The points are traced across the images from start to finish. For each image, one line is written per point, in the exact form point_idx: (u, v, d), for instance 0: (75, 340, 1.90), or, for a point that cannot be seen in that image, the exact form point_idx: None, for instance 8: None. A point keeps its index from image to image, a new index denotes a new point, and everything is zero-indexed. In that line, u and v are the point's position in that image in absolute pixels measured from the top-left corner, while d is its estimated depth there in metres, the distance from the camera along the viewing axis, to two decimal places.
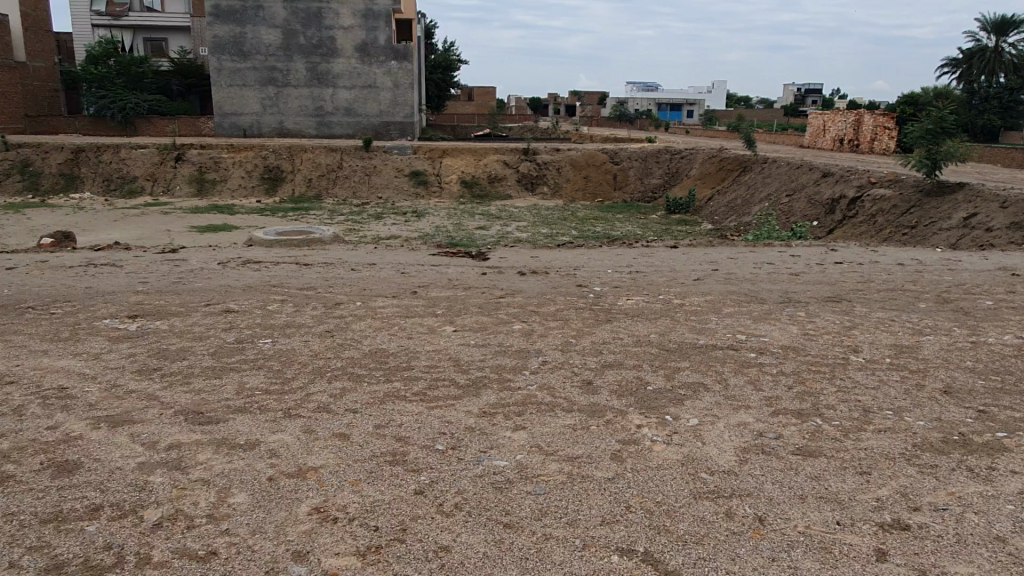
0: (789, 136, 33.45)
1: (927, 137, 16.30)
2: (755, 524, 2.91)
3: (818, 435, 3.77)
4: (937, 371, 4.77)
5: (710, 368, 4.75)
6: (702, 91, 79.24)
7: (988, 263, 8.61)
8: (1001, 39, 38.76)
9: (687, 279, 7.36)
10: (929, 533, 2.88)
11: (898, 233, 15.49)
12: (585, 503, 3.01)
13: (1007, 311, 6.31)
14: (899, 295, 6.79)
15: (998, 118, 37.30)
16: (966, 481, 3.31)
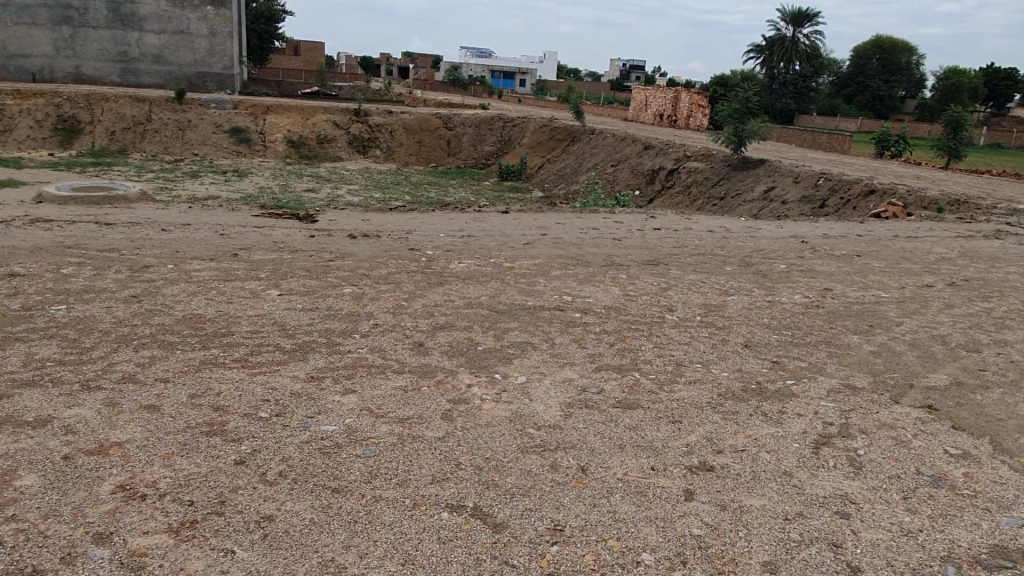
0: (614, 109, 35.03)
1: (734, 116, 17.77)
2: (577, 473, 3.05)
3: (636, 388, 4.01)
4: (739, 327, 5.24)
5: (538, 327, 4.90)
6: (535, 61, 80.85)
7: (783, 231, 9.57)
8: (797, 31, 42.93)
9: (517, 243, 7.51)
10: (730, 472, 3.17)
11: (709, 204, 16.82)
12: (415, 462, 2.99)
13: (797, 274, 7.06)
14: (709, 259, 7.36)
15: (793, 101, 42.39)
16: (761, 424, 3.67)
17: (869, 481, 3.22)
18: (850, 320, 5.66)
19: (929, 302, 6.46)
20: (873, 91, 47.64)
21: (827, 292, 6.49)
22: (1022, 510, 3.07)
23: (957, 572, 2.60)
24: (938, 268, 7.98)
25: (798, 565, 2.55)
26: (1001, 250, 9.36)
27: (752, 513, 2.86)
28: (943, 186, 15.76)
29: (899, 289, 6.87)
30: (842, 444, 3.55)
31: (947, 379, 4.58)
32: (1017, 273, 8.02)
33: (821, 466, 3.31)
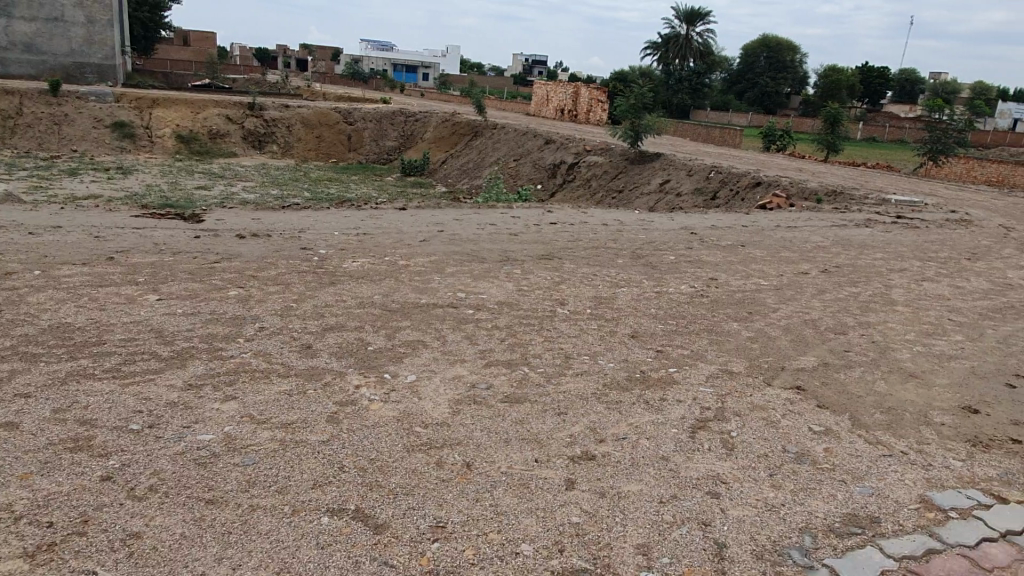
0: (516, 104, 35.30)
1: (631, 110, 18.26)
2: (462, 469, 3.08)
3: (524, 382, 4.09)
4: (628, 318, 5.42)
5: (430, 325, 4.89)
6: (437, 55, 80.32)
7: (674, 223, 9.94)
8: (691, 28, 44.55)
9: (413, 240, 7.46)
10: (610, 460, 3.29)
11: (608, 197, 17.24)
12: (297, 468, 2.95)
13: (684, 264, 7.35)
14: (602, 252, 7.55)
15: (688, 98, 44.07)
16: (642, 412, 3.82)
17: (740, 460, 3.42)
18: (731, 307, 5.96)
19: (803, 288, 6.89)
20: (762, 87, 50.03)
21: (712, 281, 6.79)
22: (873, 480, 3.34)
23: (813, 541, 2.81)
24: (814, 255, 8.50)
25: (670, 546, 2.69)
26: (870, 237, 10.08)
27: (629, 498, 2.99)
28: (823, 178, 16.78)
29: (777, 276, 7.27)
30: (718, 426, 3.74)
31: (815, 360, 4.91)
32: (883, 259, 8.66)
33: (697, 448, 3.48)
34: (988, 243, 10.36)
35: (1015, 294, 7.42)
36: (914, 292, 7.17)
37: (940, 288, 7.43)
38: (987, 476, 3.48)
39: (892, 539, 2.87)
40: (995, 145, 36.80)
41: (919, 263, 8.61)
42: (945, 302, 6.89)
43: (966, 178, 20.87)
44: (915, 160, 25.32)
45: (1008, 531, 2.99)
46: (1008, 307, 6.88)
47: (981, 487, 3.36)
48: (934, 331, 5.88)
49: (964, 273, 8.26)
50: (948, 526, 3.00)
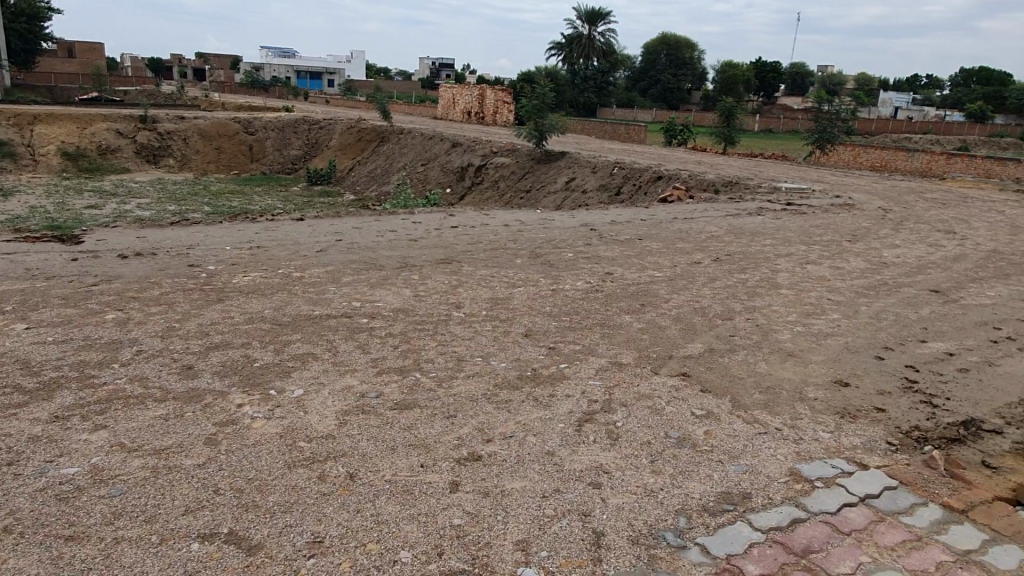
0: (424, 108, 35.16)
1: (535, 110, 18.48)
2: (345, 481, 3.05)
3: (415, 388, 4.08)
4: (522, 317, 5.49)
5: (321, 337, 4.82)
6: (342, 61, 79.03)
7: (574, 220, 10.14)
8: (593, 29, 45.48)
9: (309, 251, 7.32)
10: (496, 459, 3.33)
11: (517, 197, 17.41)
12: (168, 495, 2.85)
13: (582, 261, 7.49)
14: (501, 253, 7.62)
15: (594, 96, 45.00)
16: (530, 409, 3.88)
17: (623, 448, 3.52)
18: (625, 300, 6.12)
19: (695, 277, 7.14)
20: (663, 84, 51.56)
21: (607, 276, 6.95)
22: (747, 458, 3.50)
23: (687, 521, 2.92)
24: (707, 245, 8.82)
25: (549, 539, 2.74)
26: (761, 225, 10.56)
27: (512, 496, 3.03)
28: (720, 170, 17.44)
29: (671, 267, 7.51)
30: (603, 418, 3.83)
31: (701, 346, 5.10)
32: (771, 245, 9.07)
33: (582, 441, 3.56)
34: (868, 225, 11.02)
35: (889, 271, 7.92)
36: (797, 275, 7.54)
37: (822, 270, 7.84)
38: (851, 445, 3.71)
39: (760, 513, 3.02)
40: (878, 131, 39.12)
41: (804, 247, 9.08)
42: (825, 283, 7.28)
43: (852, 164, 22.10)
44: (806, 148, 26.65)
45: (867, 496, 3.19)
46: (882, 285, 7.33)
47: (845, 456, 3.58)
48: (814, 311, 6.21)
49: (845, 255, 8.75)
50: (813, 495, 3.17)
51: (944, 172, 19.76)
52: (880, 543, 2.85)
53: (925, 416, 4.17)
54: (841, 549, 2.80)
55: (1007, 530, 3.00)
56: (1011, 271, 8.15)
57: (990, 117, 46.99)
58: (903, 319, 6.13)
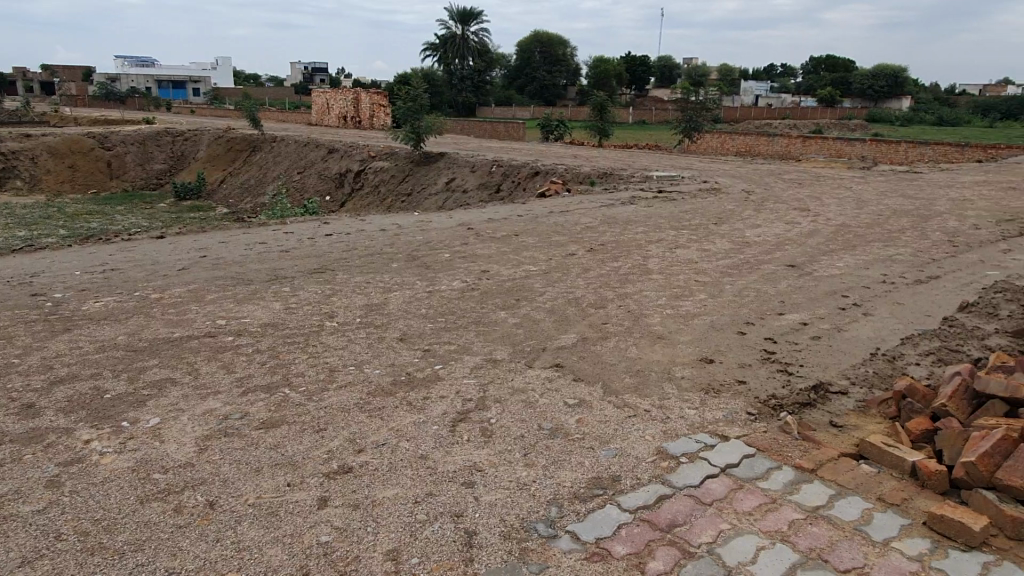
0: (297, 114, 34.15)
1: (410, 112, 18.30)
2: (204, 511, 2.89)
3: (283, 404, 3.93)
4: (397, 321, 5.42)
5: (182, 360, 4.57)
6: (207, 68, 75.47)
7: (453, 220, 10.12)
8: (465, 28, 45.62)
9: (170, 270, 6.93)
10: (367, 469, 3.26)
11: (398, 201, 17.20)
12: (2, 547, 2.62)
13: (459, 260, 7.48)
14: (377, 258, 7.50)
15: (472, 96, 45.25)
16: (404, 414, 3.83)
17: (497, 445, 3.53)
18: (500, 297, 6.16)
19: (570, 269, 7.28)
20: (540, 81, 52.40)
21: (484, 273, 6.97)
22: (617, 442, 3.59)
23: (558, 511, 2.97)
24: (582, 236, 9.01)
25: (420, 545, 2.71)
26: (634, 213, 10.92)
27: (384, 505, 2.97)
28: (595, 162, 17.91)
29: (547, 261, 7.61)
30: (477, 416, 3.83)
31: (575, 336, 5.20)
32: (643, 232, 9.38)
33: (456, 442, 3.54)
34: (732, 207, 11.61)
35: (751, 250, 8.36)
36: (667, 259, 7.83)
37: (690, 253, 8.19)
38: (715, 419, 3.88)
39: (629, 494, 3.10)
40: (742, 119, 41.42)
41: (674, 232, 9.46)
42: (692, 265, 7.60)
43: (719, 150, 23.29)
44: (675, 137, 27.83)
45: (727, 465, 3.35)
46: (744, 263, 7.74)
47: (708, 429, 3.74)
48: (682, 293, 6.47)
49: (711, 237, 9.19)
50: (678, 471, 3.29)
51: (801, 154, 21.17)
52: (738, 509, 3.00)
53: (781, 384, 4.43)
54: (704, 520, 2.92)
55: (850, 483, 3.22)
56: (857, 242, 8.82)
57: (838, 100, 50.79)
58: (763, 294, 6.50)
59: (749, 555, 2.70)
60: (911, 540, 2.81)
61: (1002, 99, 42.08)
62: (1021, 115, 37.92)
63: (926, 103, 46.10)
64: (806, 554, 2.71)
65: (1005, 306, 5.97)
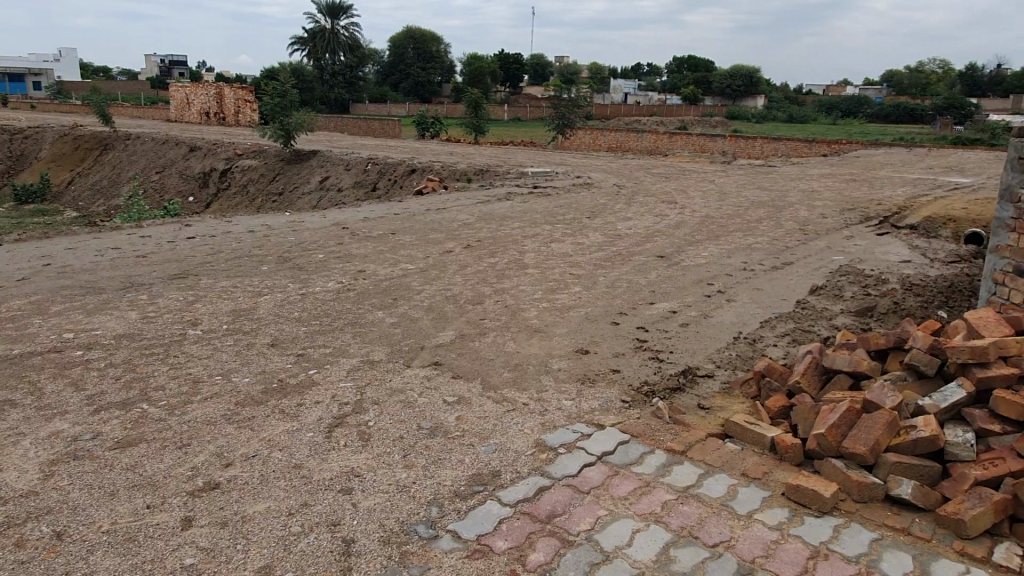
0: (155, 110, 32.08)
1: (278, 108, 17.61)
2: (50, 543, 2.64)
3: (141, 421, 3.66)
4: (267, 327, 5.18)
5: (22, 379, 4.16)
6: (48, 60, 69.51)
7: (325, 220, 9.83)
8: (335, 22, 44.45)
9: (7, 281, 6.30)
10: (236, 484, 3.09)
11: (268, 201, 16.52)
12: None
13: (333, 261, 7.27)
14: (245, 261, 7.17)
15: (345, 92, 44.18)
16: (276, 423, 3.66)
17: (375, 449, 3.44)
18: (377, 296, 6.03)
19: (447, 266, 7.24)
20: (414, 78, 51.93)
21: (360, 273, 6.82)
22: (497, 437, 3.59)
23: (439, 511, 2.93)
24: (459, 233, 9.00)
25: (295, 559, 2.60)
26: (510, 209, 11.01)
27: (255, 520, 2.83)
28: (472, 159, 17.95)
29: (424, 258, 7.54)
30: (354, 420, 3.73)
31: (453, 334, 5.18)
32: (519, 228, 9.49)
33: (332, 449, 3.42)
34: (605, 201, 11.97)
35: (622, 243, 8.65)
36: (543, 254, 7.95)
37: (564, 247, 8.38)
38: (591, 409, 3.97)
39: (509, 489, 3.11)
40: (613, 115, 42.83)
41: (549, 227, 9.62)
42: (567, 259, 7.76)
43: (591, 147, 23.98)
44: (550, 134, 28.36)
45: (603, 453, 3.43)
46: (616, 255, 8.00)
47: (585, 419, 3.82)
48: (558, 287, 6.58)
49: (584, 231, 9.43)
50: (556, 462, 3.34)
51: (667, 150, 22.17)
52: (614, 495, 3.08)
53: (653, 370, 4.60)
54: (582, 509, 2.97)
55: (716, 462, 3.38)
56: (719, 233, 9.33)
57: (699, 98, 53.64)
58: (634, 285, 6.73)
59: (625, 539, 2.77)
60: (771, 511, 2.98)
61: (842, 98, 45.91)
62: (858, 113, 41.53)
63: (778, 102, 49.54)
64: (679, 532, 2.82)
65: (849, 289, 6.51)
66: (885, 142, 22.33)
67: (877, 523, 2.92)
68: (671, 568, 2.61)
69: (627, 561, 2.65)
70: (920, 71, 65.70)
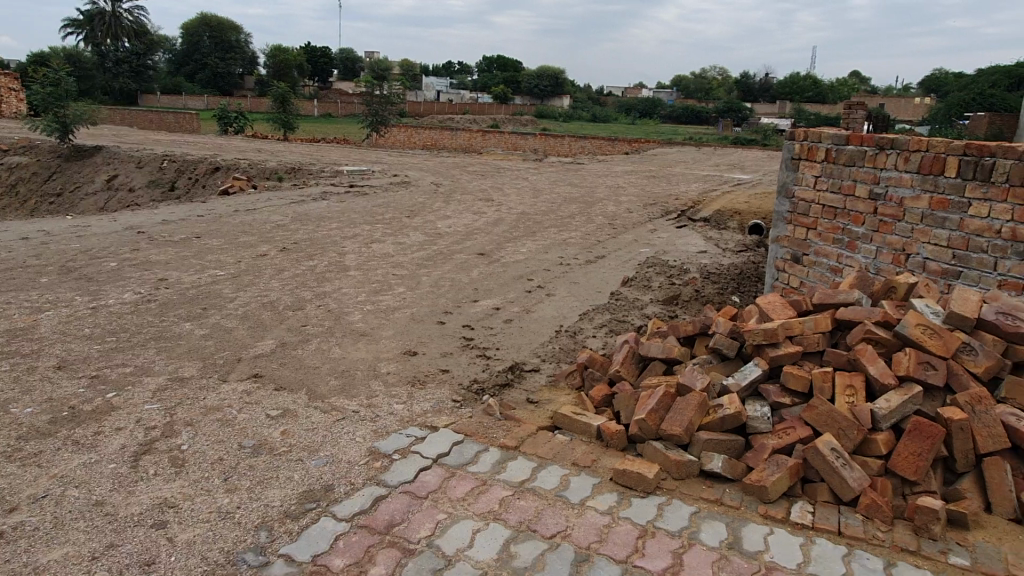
0: None
1: (51, 99, 15.61)
2: None
3: None
4: (52, 347, 4.58)
5: None
6: None
7: (116, 224, 8.90)
8: (117, 5, 40.40)
9: None
10: (24, 531, 2.69)
11: (44, 203, 14.67)
12: None
13: (129, 269, 6.59)
14: (19, 273, 6.29)
15: (131, 81, 40.33)
16: (70, 456, 3.25)
17: (190, 475, 3.16)
18: (184, 307, 5.56)
19: (261, 271, 6.84)
20: (212, 68, 48.53)
21: (162, 282, 6.24)
22: (327, 449, 3.44)
23: (268, 535, 2.75)
24: (272, 235, 8.53)
25: None
26: (325, 209, 10.64)
27: (51, 570, 2.49)
28: (280, 157, 17.13)
29: (234, 263, 7.07)
30: (165, 445, 3.40)
31: (272, 343, 4.89)
32: (337, 228, 9.18)
33: (140, 479, 3.10)
34: (423, 199, 11.94)
35: (443, 241, 8.66)
36: (364, 255, 7.77)
37: (385, 247, 8.24)
38: (423, 411, 3.93)
39: (344, 502, 2.99)
40: (426, 113, 42.80)
41: (368, 227, 9.41)
42: (389, 259, 7.63)
43: (406, 144, 23.81)
44: (364, 131, 27.80)
45: (439, 456, 3.40)
46: (439, 254, 8.00)
47: (417, 423, 3.77)
48: (381, 288, 6.45)
49: (404, 230, 9.33)
50: (391, 469, 3.26)
51: (481, 148, 22.57)
52: (452, 497, 3.06)
53: (482, 369, 4.65)
54: (420, 515, 2.92)
55: (548, 454, 3.48)
56: (535, 229, 9.64)
57: (509, 97, 55.18)
58: (458, 284, 6.76)
59: (466, 541, 2.77)
60: (602, 497, 3.13)
61: (638, 99, 49.34)
62: (653, 114, 44.85)
63: (581, 102, 52.19)
64: (517, 528, 2.87)
65: (656, 279, 7.01)
66: (677, 141, 24.28)
67: (694, 497, 3.16)
68: (512, 564, 2.65)
69: (470, 563, 2.65)
70: (703, 77, 72.32)
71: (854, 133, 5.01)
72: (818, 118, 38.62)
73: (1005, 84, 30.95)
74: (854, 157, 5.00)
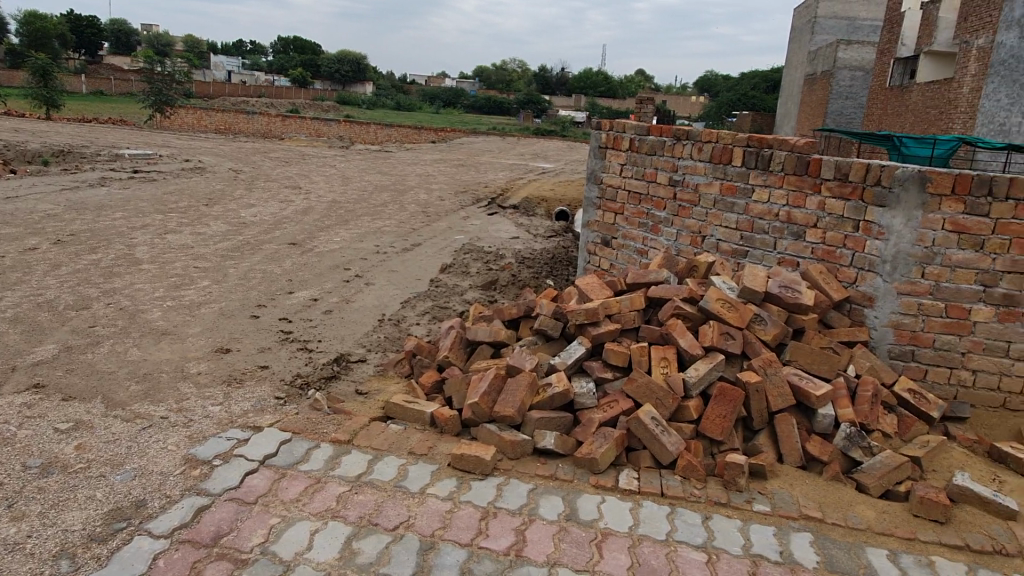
0: None
1: None
2: None
3: None
4: None
5: None
6: None
7: None
8: None
9: None
10: None
11: None
12: None
13: None
14: None
15: None
16: None
17: None
18: None
19: (32, 266, 5.97)
20: None
21: None
22: (134, 461, 3.09)
23: (71, 563, 2.42)
24: (42, 227, 7.48)
25: None
26: (107, 197, 9.55)
27: None
28: (43, 137, 15.06)
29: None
30: None
31: (54, 348, 4.30)
32: (122, 218, 8.25)
33: None
34: (221, 187, 11.12)
35: (249, 231, 8.11)
36: (159, 246, 7.08)
37: (182, 238, 7.57)
38: (242, 411, 3.66)
39: (160, 518, 2.70)
40: (216, 93, 39.73)
41: (161, 216, 8.59)
42: (188, 251, 7.01)
43: (194, 128, 21.97)
44: (144, 111, 25.30)
45: (265, 457, 3.19)
46: (244, 244, 7.50)
47: (238, 424, 3.51)
48: (181, 283, 5.90)
49: (204, 219, 8.63)
50: (214, 476, 3.01)
51: (281, 133, 21.47)
52: (284, 499, 2.89)
53: (303, 363, 4.43)
54: (250, 521, 2.73)
55: (383, 445, 3.40)
56: (348, 217, 9.35)
57: (309, 82, 52.87)
58: (269, 275, 6.39)
59: (303, 543, 2.62)
60: (441, 483, 3.12)
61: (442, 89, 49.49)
62: (456, 103, 45.19)
63: (384, 88, 51.35)
64: (357, 524, 2.77)
65: (474, 265, 7.10)
66: (482, 131, 24.72)
67: (530, 474, 3.25)
68: (356, 562, 2.54)
69: (310, 565, 2.51)
70: (502, 69, 74.27)
71: (654, 124, 5.40)
72: (610, 111, 41.35)
73: (762, 87, 35.03)
74: (655, 146, 5.39)
